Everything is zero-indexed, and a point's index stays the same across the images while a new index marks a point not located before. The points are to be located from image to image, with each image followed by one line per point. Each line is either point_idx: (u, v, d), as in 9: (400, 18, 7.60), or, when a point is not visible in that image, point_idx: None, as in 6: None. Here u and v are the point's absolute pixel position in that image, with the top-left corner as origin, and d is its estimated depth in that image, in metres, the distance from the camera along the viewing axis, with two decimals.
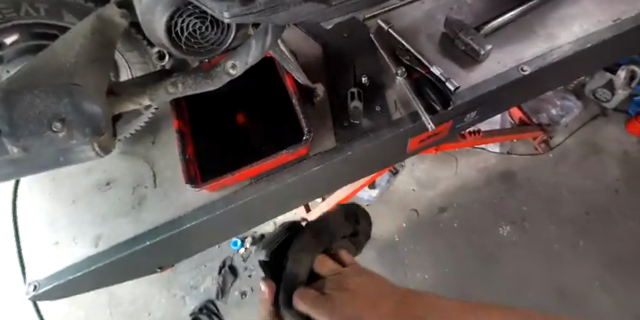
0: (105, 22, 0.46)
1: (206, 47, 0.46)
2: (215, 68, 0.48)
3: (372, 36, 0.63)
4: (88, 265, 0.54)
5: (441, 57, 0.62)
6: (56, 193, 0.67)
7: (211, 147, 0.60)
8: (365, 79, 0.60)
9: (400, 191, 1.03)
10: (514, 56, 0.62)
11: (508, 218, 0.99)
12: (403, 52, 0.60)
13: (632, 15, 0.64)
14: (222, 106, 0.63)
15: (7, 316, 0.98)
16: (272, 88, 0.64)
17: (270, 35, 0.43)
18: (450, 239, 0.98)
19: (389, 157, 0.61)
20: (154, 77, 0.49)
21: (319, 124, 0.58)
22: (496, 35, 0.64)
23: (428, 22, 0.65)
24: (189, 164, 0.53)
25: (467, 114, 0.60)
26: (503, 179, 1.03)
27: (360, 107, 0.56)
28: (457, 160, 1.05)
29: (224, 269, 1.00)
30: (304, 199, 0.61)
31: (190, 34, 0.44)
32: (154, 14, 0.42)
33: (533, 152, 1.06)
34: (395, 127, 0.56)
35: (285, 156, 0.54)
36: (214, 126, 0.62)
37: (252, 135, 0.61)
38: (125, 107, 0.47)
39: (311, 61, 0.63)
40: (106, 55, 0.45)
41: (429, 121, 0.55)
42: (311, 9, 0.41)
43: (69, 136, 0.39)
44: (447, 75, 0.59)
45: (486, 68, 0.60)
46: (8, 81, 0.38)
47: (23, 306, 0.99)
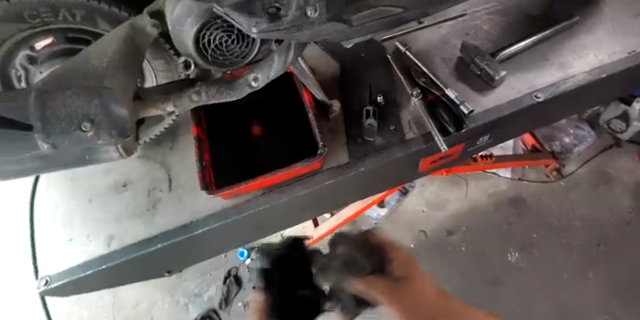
0: (136, 30, 0.48)
1: (231, 60, 0.49)
2: (238, 80, 0.50)
3: (389, 56, 0.64)
4: (99, 263, 0.56)
5: (455, 81, 0.63)
6: (72, 191, 0.68)
7: (226, 155, 0.61)
8: (381, 97, 0.61)
9: (409, 211, 1.03)
10: (527, 83, 0.63)
11: (517, 244, 0.98)
12: (419, 75, 0.62)
13: None
14: (239, 116, 0.65)
15: (13, 311, 0.98)
16: (289, 101, 0.65)
17: (293, 51, 0.45)
18: (457, 263, 0.97)
19: (400, 176, 0.62)
20: (179, 85, 0.51)
21: (333, 139, 0.60)
22: (511, 62, 0.65)
23: (444, 45, 0.67)
24: (205, 171, 0.55)
25: (479, 138, 0.61)
26: (512, 205, 1.02)
27: (374, 125, 0.57)
28: (468, 183, 1.05)
29: (229, 278, 1.00)
30: (314, 212, 0.61)
31: (216, 46, 0.46)
32: (184, 25, 0.44)
33: (545, 179, 1.05)
34: (407, 146, 0.57)
35: (298, 169, 0.54)
36: (231, 134, 0.64)
37: (267, 145, 0.63)
38: (150, 112, 0.49)
39: (329, 79, 0.65)
40: (135, 60, 0.47)
41: (441, 142, 0.56)
42: (332, 28, 0.43)
43: (96, 136, 0.41)
44: (462, 98, 0.61)
45: (500, 93, 0.61)
46: (44, 83, 0.41)
47: (28, 303, 0.99)
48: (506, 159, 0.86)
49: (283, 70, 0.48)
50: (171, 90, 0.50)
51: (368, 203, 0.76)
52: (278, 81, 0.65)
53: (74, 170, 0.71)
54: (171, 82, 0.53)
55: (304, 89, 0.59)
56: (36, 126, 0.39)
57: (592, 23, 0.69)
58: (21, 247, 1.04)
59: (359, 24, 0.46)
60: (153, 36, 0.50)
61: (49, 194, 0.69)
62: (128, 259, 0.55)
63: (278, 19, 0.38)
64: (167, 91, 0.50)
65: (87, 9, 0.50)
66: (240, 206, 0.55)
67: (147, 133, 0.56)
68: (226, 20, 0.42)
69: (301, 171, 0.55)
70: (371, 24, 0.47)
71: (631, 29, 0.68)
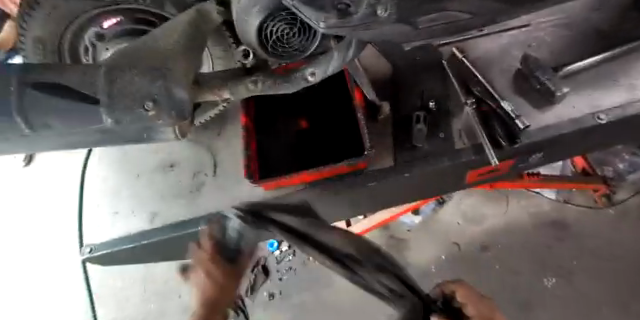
0: (202, 16, 0.49)
1: (290, 53, 0.49)
2: (294, 73, 0.49)
3: (443, 62, 0.62)
4: (138, 239, 0.59)
5: (513, 94, 0.61)
6: (126, 167, 0.76)
7: (273, 147, 0.62)
8: (432, 103, 0.60)
9: (443, 222, 1.01)
10: (590, 102, 0.59)
11: (554, 269, 0.93)
12: (475, 85, 0.60)
13: None
14: (287, 110, 0.66)
15: (54, 273, 1.04)
16: (339, 98, 0.65)
17: (353, 50, 0.44)
18: (488, 282, 0.93)
19: (444, 186, 0.60)
20: (235, 74, 0.51)
21: (381, 143, 0.58)
22: (575, 78, 0.61)
23: (502, 56, 0.64)
24: (249, 159, 0.55)
25: (531, 155, 0.58)
26: (554, 228, 0.98)
27: (424, 130, 0.56)
28: (508, 199, 1.01)
29: (257, 267, 1.01)
30: (353, 212, 0.61)
31: (277, 38, 0.47)
32: (249, 14, 0.44)
33: (592, 204, 1.00)
34: (456, 156, 0.55)
35: (344, 167, 0.54)
36: (278, 125, 0.65)
37: (313, 139, 0.64)
38: (205, 97, 0.50)
39: (379, 77, 0.64)
40: (197, 45, 0.48)
41: (492, 154, 0.54)
42: (397, 29, 0.42)
43: (157, 117, 0.42)
44: (517, 113, 0.58)
45: (560, 110, 0.58)
46: (114, 61, 0.43)
47: (69, 269, 1.05)
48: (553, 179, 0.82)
49: (341, 67, 0.47)
50: (227, 77, 0.50)
51: (403, 209, 0.75)
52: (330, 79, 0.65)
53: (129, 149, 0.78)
54: (228, 69, 0.54)
55: (356, 87, 0.60)
56: (101, 101, 0.41)
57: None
58: (65, 213, 1.11)
59: (424, 27, 0.45)
60: (217, 22, 0.51)
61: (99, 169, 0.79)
62: (167, 238, 0.58)
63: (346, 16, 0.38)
64: (224, 77, 0.50)
65: None
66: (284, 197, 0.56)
67: (200, 115, 0.57)
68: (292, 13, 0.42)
69: (346, 169, 0.54)
70: (436, 26, 0.46)
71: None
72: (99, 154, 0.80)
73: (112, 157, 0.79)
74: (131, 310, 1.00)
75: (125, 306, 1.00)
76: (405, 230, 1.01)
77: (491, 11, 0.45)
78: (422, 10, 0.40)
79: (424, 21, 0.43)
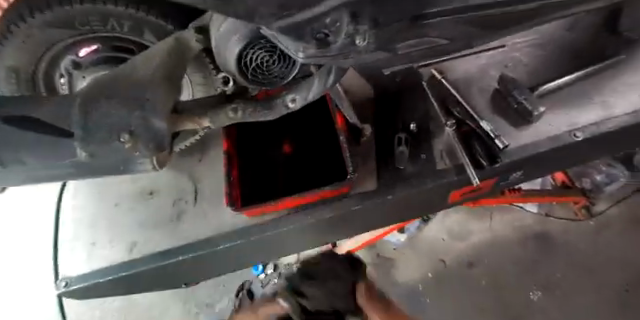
0: (180, 43, 0.48)
1: (270, 80, 0.48)
2: (275, 99, 0.49)
3: (423, 83, 0.63)
4: (119, 271, 0.58)
5: (492, 113, 0.62)
6: (101, 197, 0.75)
7: (256, 172, 0.63)
8: (414, 125, 0.60)
9: (430, 239, 1.01)
10: (566, 120, 0.61)
11: (540, 283, 0.94)
12: (454, 107, 0.61)
13: None
14: (270, 136, 0.66)
15: (28, 308, 0.99)
16: (321, 123, 0.65)
17: (333, 75, 0.45)
18: (477, 297, 0.94)
19: (428, 207, 0.60)
20: (216, 100, 0.51)
21: (364, 165, 0.58)
22: (550, 97, 0.63)
23: (481, 76, 0.66)
24: (232, 184, 0.56)
25: (513, 173, 0.59)
26: (538, 241, 0.99)
27: (406, 152, 0.56)
28: (492, 215, 1.03)
29: (241, 291, 0.97)
30: (339, 236, 0.60)
31: (257, 65, 0.46)
32: (228, 42, 0.44)
33: (572, 216, 1.02)
34: (438, 176, 0.56)
35: (327, 192, 0.55)
36: (261, 151, 0.65)
37: (298, 163, 0.64)
38: (184, 126, 0.49)
39: (360, 98, 0.65)
40: (177, 73, 0.47)
41: (474, 175, 0.54)
42: (377, 56, 0.43)
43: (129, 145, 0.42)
44: (497, 132, 0.59)
45: (538, 129, 0.60)
46: (86, 91, 0.42)
47: (44, 303, 1.00)
48: (534, 193, 0.83)
49: (322, 93, 0.48)
50: (208, 104, 0.50)
51: (389, 229, 0.75)
52: (310, 108, 0.65)
53: (103, 180, 0.77)
54: (208, 95, 0.53)
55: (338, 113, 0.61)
56: (75, 134, 0.41)
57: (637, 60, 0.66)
58: (41, 243, 1.06)
59: (403, 53, 0.46)
60: (196, 49, 0.50)
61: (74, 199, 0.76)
62: (149, 269, 0.56)
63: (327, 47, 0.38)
64: (204, 105, 0.50)
65: (134, 20, 0.51)
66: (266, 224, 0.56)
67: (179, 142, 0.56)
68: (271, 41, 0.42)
69: (329, 194, 0.55)
70: (415, 52, 0.47)
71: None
72: (69, 186, 0.78)
73: (85, 188, 0.77)
74: None
75: None
76: (391, 249, 1.00)
77: (467, 36, 0.47)
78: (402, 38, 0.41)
79: (403, 48, 0.44)
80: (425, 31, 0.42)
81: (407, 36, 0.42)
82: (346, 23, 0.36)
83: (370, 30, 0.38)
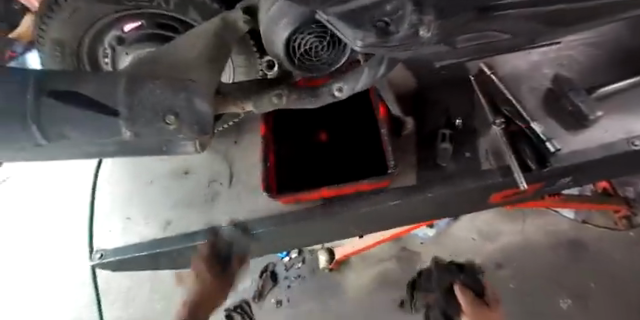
0: (227, 24, 0.47)
1: (317, 66, 0.46)
2: (321, 87, 0.47)
3: (471, 78, 0.60)
4: (151, 248, 0.59)
5: (543, 114, 0.58)
6: (138, 175, 0.78)
7: (292, 158, 0.61)
8: (459, 122, 0.59)
9: (456, 236, 1.00)
10: (624, 126, 0.57)
11: (571, 291, 0.91)
12: (504, 104, 0.57)
13: None
14: (309, 123, 0.65)
15: (64, 273, 1.05)
16: (365, 112, 0.63)
17: (384, 67, 0.43)
18: (503, 299, 0.92)
19: (467, 208, 0.58)
20: (259, 84, 0.50)
21: (405, 161, 0.57)
22: (609, 100, 0.58)
23: (532, 75, 0.62)
24: (268, 169, 0.55)
25: (561, 179, 0.56)
26: (569, 247, 0.96)
27: (449, 149, 0.55)
28: (524, 217, 1.00)
29: (265, 273, 1.01)
30: (372, 230, 0.59)
31: (305, 51, 0.44)
32: (276, 25, 0.42)
33: (612, 226, 0.98)
34: (481, 177, 0.54)
35: (366, 184, 0.52)
36: (298, 138, 0.64)
37: (334, 153, 0.63)
38: (229, 109, 0.49)
39: (404, 92, 0.61)
40: (222, 54, 0.46)
41: (521, 178, 0.53)
42: (436, 48, 0.41)
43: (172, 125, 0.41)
44: (549, 135, 0.56)
45: (592, 135, 0.56)
46: (136, 67, 0.43)
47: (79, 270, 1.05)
48: (574, 198, 0.79)
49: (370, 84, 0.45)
50: (249, 88, 0.49)
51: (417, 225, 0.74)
52: (353, 99, 0.64)
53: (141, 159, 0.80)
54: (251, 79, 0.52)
55: (380, 103, 0.59)
56: (121, 114, 0.40)
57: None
58: (77, 213, 1.12)
59: (461, 45, 0.43)
60: (243, 31, 0.49)
61: (115, 174, 0.81)
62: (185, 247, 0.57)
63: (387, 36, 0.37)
64: (247, 88, 0.49)
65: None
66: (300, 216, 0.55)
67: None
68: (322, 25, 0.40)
69: (368, 187, 0.52)
70: (473, 46, 0.45)
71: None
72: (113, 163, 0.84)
73: (126, 166, 0.81)
74: (136, 310, 1.00)
75: (130, 307, 1.00)
76: (418, 244, 1.00)
77: (532, 32, 0.43)
78: (465, 30, 0.39)
79: (463, 40, 0.41)
80: (492, 23, 0.39)
81: (471, 28, 0.39)
82: (409, 12, 0.35)
83: (434, 20, 0.36)
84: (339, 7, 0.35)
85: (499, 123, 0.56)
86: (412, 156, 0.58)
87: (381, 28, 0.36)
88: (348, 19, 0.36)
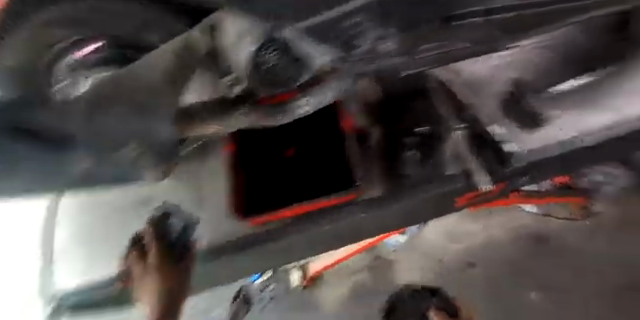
0: (184, 38, 0.41)
1: (284, 81, 0.42)
2: (286, 104, 0.46)
3: (434, 84, 0.62)
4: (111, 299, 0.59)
5: (502, 115, 0.62)
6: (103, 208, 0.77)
7: (259, 177, 0.62)
8: (425, 128, 0.61)
9: (430, 240, 1.06)
10: (578, 124, 0.61)
11: (537, 282, 0.99)
12: (463, 108, 0.62)
13: None
14: (276, 138, 0.64)
15: None
16: (333, 126, 0.64)
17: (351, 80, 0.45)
18: (476, 295, 0.98)
19: (435, 211, 0.62)
20: (222, 102, 0.46)
21: (370, 169, 0.59)
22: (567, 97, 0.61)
23: (490, 79, 0.62)
24: (236, 193, 0.59)
25: (520, 178, 0.63)
26: (531, 240, 1.03)
27: (417, 154, 0.60)
28: (490, 216, 1.06)
29: (238, 298, 0.93)
30: (346, 240, 0.61)
31: (267, 68, 0.40)
32: (238, 46, 0.38)
33: (571, 217, 1.04)
34: (444, 182, 0.59)
35: (334, 199, 0.57)
36: (265, 156, 0.63)
37: (297, 169, 0.63)
38: (196, 131, 0.49)
39: (371, 100, 0.62)
40: (179, 75, 0.41)
41: (487, 183, 0.60)
42: (397, 61, 0.44)
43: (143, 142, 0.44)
44: (509, 138, 0.62)
45: (547, 134, 0.61)
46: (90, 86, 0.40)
47: None
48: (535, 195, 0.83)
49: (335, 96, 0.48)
50: (213, 108, 0.47)
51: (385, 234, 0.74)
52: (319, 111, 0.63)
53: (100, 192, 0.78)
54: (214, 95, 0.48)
55: (346, 117, 0.62)
56: None
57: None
58: None
59: (423, 55, 0.45)
60: None
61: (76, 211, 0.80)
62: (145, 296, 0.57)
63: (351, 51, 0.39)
64: (212, 109, 0.47)
65: None
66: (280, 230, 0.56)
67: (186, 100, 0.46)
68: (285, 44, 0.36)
69: (336, 201, 0.57)
70: (431, 58, 0.47)
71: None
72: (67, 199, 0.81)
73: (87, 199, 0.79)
74: None
75: None
76: (389, 251, 1.04)
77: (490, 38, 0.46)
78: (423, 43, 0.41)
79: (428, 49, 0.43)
80: (454, 31, 0.41)
81: (435, 37, 0.41)
82: (369, 26, 0.36)
83: (396, 32, 0.37)
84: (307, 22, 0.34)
85: (463, 126, 0.60)
86: (379, 166, 0.59)
87: (349, 43, 0.37)
88: (314, 34, 0.36)
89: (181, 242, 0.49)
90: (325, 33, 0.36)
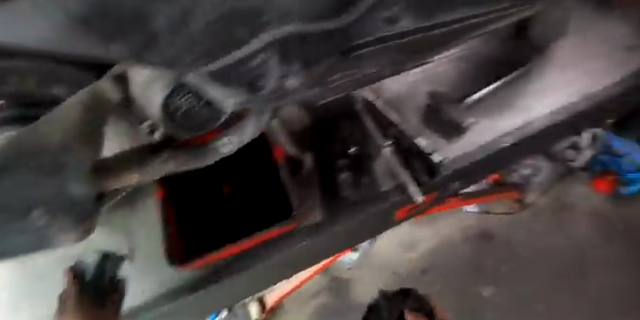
0: (97, 95, 0.41)
1: (201, 124, 0.45)
2: (208, 144, 0.49)
3: (358, 105, 0.64)
4: None
5: (426, 127, 0.64)
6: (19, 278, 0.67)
7: (200, 223, 0.62)
8: (353, 149, 0.63)
9: (383, 255, 1.14)
10: (493, 127, 0.65)
11: (488, 279, 1.11)
12: (389, 124, 0.64)
13: (608, 84, 0.69)
14: (209, 179, 0.66)
15: None
16: (264, 158, 0.66)
17: (269, 115, 0.46)
18: (437, 299, 1.09)
19: (377, 228, 0.64)
20: (141, 151, 0.49)
21: (309, 195, 0.59)
22: (482, 103, 0.65)
23: (412, 94, 0.65)
24: (169, 237, 0.58)
25: (451, 183, 0.65)
26: (478, 240, 1.14)
27: (349, 178, 0.61)
28: (437, 221, 1.16)
29: None
30: (295, 267, 0.62)
31: (184, 111, 0.43)
32: (153, 88, 0.40)
33: (509, 210, 1.15)
34: (381, 200, 0.61)
35: (273, 231, 0.57)
36: (201, 199, 0.64)
37: (235, 204, 0.65)
38: (116, 183, 0.46)
39: (298, 128, 0.63)
40: (94, 130, 0.40)
41: (416, 193, 0.61)
42: (313, 92, 0.45)
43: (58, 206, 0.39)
44: (433, 148, 0.63)
45: (469, 140, 0.64)
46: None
47: None
48: (472, 195, 0.87)
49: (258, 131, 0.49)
50: (132, 156, 0.48)
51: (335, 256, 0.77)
52: (249, 148, 0.67)
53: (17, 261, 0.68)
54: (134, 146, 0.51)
55: (278, 147, 0.62)
56: None
57: (568, 56, 0.68)
58: None
59: (336, 84, 0.47)
60: (114, 97, 0.43)
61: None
62: None
63: (259, 89, 0.38)
64: (125, 157, 0.47)
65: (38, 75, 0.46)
66: (224, 269, 0.56)
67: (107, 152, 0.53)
68: (195, 88, 0.38)
69: (274, 233, 0.57)
70: (347, 84, 0.49)
71: (601, 50, 0.70)
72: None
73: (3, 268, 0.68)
74: None
75: None
76: (345, 269, 1.12)
77: (395, 60, 0.49)
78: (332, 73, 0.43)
79: (337, 79, 0.45)
80: (357, 59, 0.44)
81: (339, 67, 0.44)
82: (275, 63, 0.36)
83: (301, 66, 0.39)
84: (208, 67, 0.33)
85: (390, 143, 0.62)
86: (317, 192, 0.60)
87: (255, 81, 0.37)
88: (219, 76, 0.35)
89: (107, 278, 0.52)
90: (229, 76, 0.35)
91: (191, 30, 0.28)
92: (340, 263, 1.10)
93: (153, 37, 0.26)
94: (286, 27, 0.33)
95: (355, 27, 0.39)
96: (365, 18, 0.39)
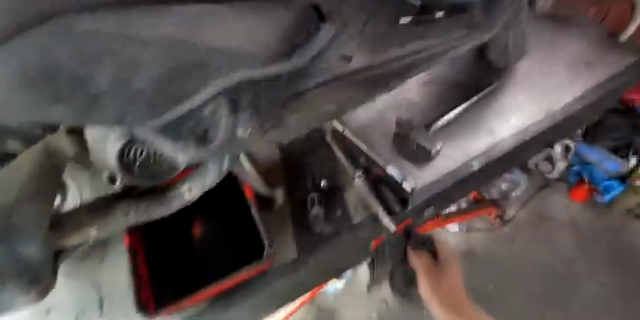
0: (52, 151, 0.44)
1: (161, 171, 0.44)
2: (170, 192, 0.48)
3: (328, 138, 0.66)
4: None
5: (395, 155, 0.63)
6: None
7: (174, 269, 0.63)
8: (324, 182, 0.64)
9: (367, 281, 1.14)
10: (461, 150, 0.65)
11: (478, 298, 1.09)
12: (359, 154, 0.63)
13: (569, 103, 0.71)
14: (183, 222, 0.67)
15: None
16: (235, 201, 0.66)
17: (228, 160, 0.45)
18: None
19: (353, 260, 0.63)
20: (101, 203, 0.49)
21: (279, 231, 0.60)
22: (446, 129, 0.66)
23: (380, 121, 0.67)
24: (140, 285, 0.55)
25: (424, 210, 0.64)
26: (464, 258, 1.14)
27: (320, 214, 0.60)
28: None
29: None
30: (271, 307, 0.61)
31: (141, 162, 0.42)
32: (108, 141, 0.41)
33: (490, 226, 1.19)
34: (354, 231, 0.60)
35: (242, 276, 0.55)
36: (175, 243, 0.65)
37: (206, 252, 0.65)
38: (72, 240, 0.46)
39: (270, 164, 0.65)
40: (45, 188, 0.43)
41: (390, 223, 0.59)
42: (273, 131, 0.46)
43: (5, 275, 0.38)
44: (403, 176, 0.60)
45: (436, 166, 0.63)
46: None
47: None
48: (451, 215, 0.88)
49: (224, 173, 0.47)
50: (93, 208, 0.48)
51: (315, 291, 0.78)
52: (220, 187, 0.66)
53: None
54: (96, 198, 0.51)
55: (245, 184, 0.60)
56: None
57: (522, 79, 0.73)
58: None
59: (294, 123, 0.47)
60: (70, 154, 0.45)
61: None
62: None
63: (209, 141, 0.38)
64: (79, 210, 0.48)
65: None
66: (198, 314, 0.56)
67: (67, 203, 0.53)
68: (150, 145, 0.40)
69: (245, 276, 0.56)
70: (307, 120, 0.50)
71: (552, 71, 0.74)
72: None
73: None
74: None
75: None
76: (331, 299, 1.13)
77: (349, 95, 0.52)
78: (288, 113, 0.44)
79: (292, 123, 0.49)
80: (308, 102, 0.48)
81: (291, 109, 0.48)
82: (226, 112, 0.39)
83: (251, 114, 0.43)
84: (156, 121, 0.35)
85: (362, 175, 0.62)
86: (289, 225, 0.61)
87: (200, 134, 0.38)
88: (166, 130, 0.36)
89: None
90: (176, 129, 0.37)
91: (139, 82, 0.31)
92: (325, 294, 1.11)
93: (101, 87, 0.30)
94: (233, 75, 0.37)
95: (300, 73, 0.44)
96: (308, 63, 0.44)
